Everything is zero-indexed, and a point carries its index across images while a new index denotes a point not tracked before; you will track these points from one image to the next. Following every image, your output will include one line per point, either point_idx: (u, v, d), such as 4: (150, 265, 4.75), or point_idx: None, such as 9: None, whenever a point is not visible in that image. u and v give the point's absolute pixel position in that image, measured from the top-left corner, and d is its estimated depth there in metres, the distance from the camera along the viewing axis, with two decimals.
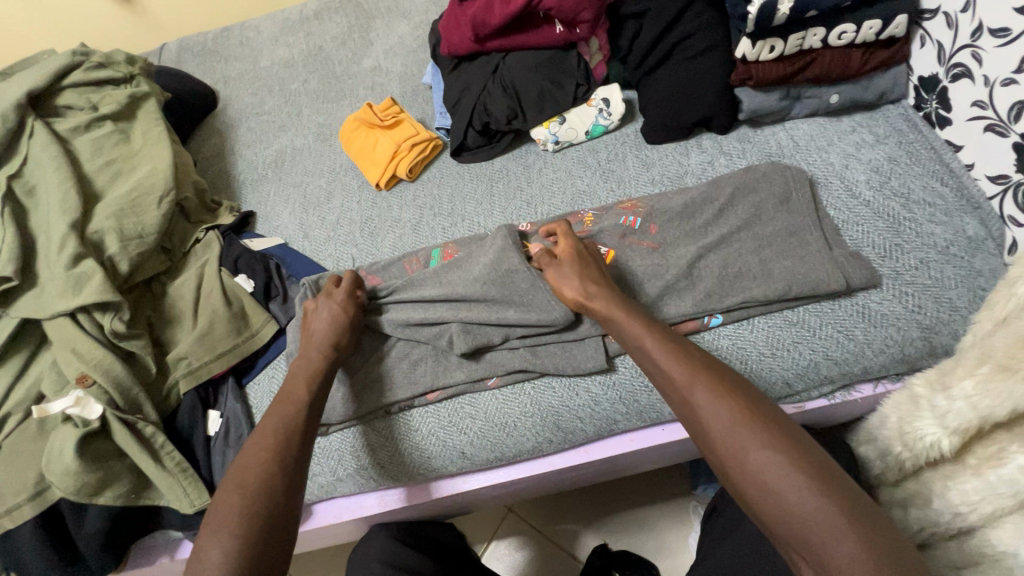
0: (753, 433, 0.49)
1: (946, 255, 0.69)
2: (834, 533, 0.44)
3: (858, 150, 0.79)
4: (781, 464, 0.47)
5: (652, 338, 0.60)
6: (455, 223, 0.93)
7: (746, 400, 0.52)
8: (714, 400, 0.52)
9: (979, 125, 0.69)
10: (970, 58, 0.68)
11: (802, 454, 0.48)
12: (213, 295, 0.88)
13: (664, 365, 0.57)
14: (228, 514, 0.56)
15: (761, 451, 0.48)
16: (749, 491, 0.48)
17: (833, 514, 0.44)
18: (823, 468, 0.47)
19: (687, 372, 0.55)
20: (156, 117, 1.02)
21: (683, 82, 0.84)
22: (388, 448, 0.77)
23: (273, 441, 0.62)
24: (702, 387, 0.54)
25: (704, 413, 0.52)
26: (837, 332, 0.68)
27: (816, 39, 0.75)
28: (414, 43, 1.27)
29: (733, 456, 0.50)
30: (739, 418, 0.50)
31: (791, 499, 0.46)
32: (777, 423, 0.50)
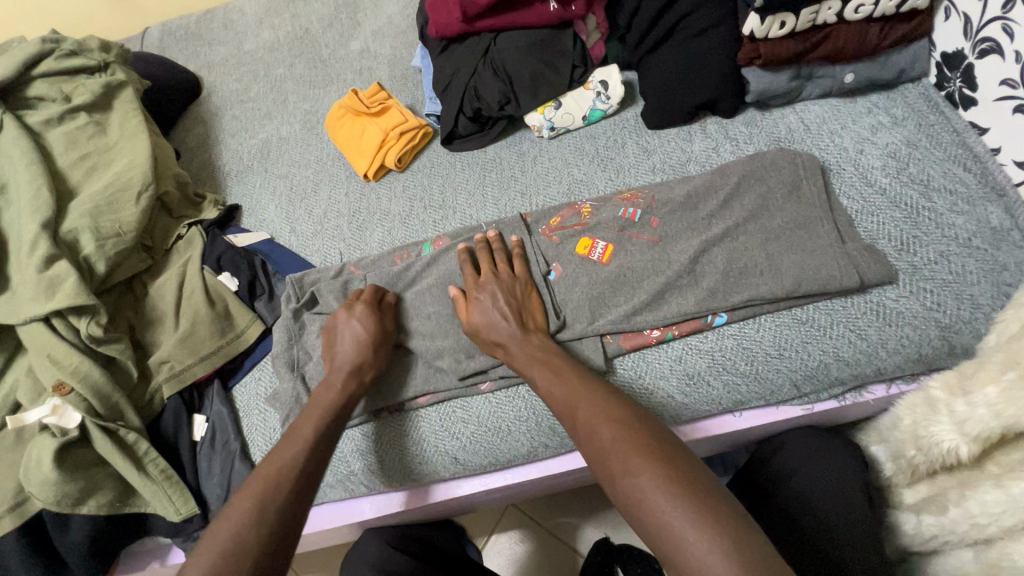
0: (627, 450, 0.51)
1: (967, 248, 0.64)
2: (690, 542, 0.44)
3: (874, 134, 0.74)
4: (646, 479, 0.48)
5: (548, 371, 0.62)
6: (446, 216, 0.88)
7: (630, 421, 0.54)
8: (594, 423, 0.54)
9: (1008, 106, 0.64)
10: (1000, 32, 0.62)
11: (674, 471, 0.48)
12: (196, 294, 0.84)
13: (561, 395, 0.59)
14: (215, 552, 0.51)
15: (629, 468, 0.49)
16: (622, 507, 0.49)
17: (688, 522, 0.45)
18: (696, 479, 0.48)
19: (573, 398, 0.58)
20: (133, 107, 0.97)
21: (686, 63, 0.78)
22: (396, 447, 0.73)
23: (270, 478, 0.57)
24: (584, 413, 0.56)
25: (587, 437, 0.55)
26: (849, 332, 0.64)
27: (832, 13, 0.69)
28: (403, 23, 1.21)
29: (606, 474, 0.51)
30: (615, 436, 0.52)
31: (656, 511, 0.46)
32: (656, 440, 0.52)
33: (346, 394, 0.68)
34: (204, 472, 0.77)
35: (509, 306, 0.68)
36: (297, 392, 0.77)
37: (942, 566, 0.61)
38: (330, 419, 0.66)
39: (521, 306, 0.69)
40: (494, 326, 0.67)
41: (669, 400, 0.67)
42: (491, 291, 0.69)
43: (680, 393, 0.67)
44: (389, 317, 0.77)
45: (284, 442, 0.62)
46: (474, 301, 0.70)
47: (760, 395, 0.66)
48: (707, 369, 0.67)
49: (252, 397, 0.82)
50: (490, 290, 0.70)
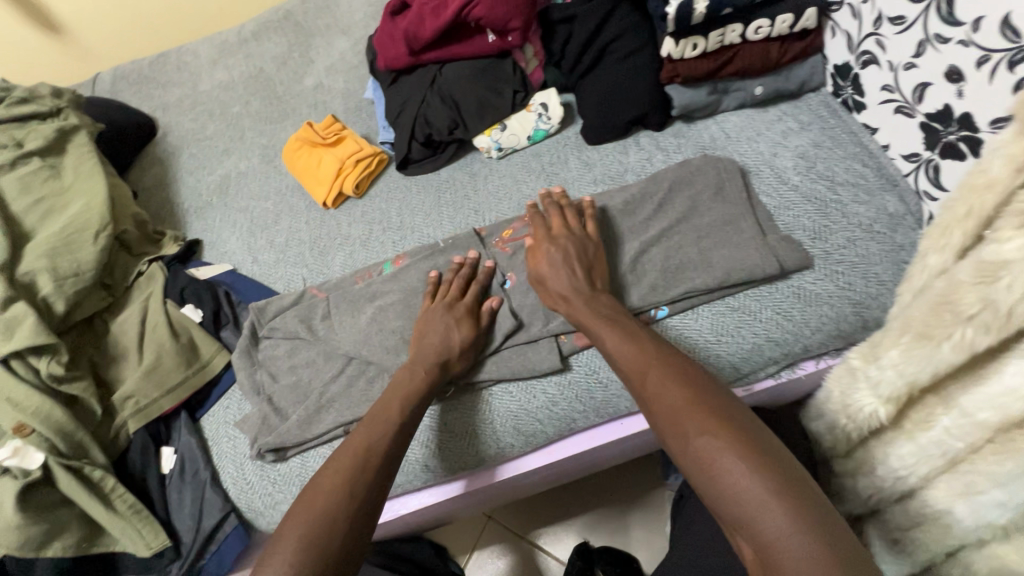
0: (699, 415, 0.50)
1: (870, 233, 0.72)
2: (763, 507, 0.44)
3: (785, 138, 0.82)
4: (719, 445, 0.48)
5: (617, 333, 0.63)
6: (405, 236, 0.93)
7: (696, 389, 0.53)
8: (665, 386, 0.55)
9: (890, 108, 0.73)
10: (875, 46, 0.72)
11: (748, 445, 0.47)
12: (159, 328, 0.85)
13: (630, 357, 0.60)
14: (294, 538, 0.52)
15: (702, 433, 0.49)
16: (691, 470, 0.49)
17: (761, 489, 0.44)
18: (773, 458, 0.46)
19: (641, 362, 0.59)
20: (88, 149, 0.99)
21: (615, 84, 0.86)
22: (463, 436, 0.74)
23: (359, 457, 0.60)
24: (655, 375, 0.56)
25: (656, 399, 0.55)
26: (776, 315, 0.70)
27: (736, 35, 0.78)
28: (355, 59, 1.26)
29: (675, 438, 0.51)
30: (685, 402, 0.52)
31: (727, 477, 0.46)
32: (727, 406, 0.51)
33: (431, 381, 0.69)
34: (175, 505, 0.77)
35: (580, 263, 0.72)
36: (265, 412, 0.79)
37: (878, 523, 0.67)
38: (411, 407, 0.66)
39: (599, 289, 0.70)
40: (559, 280, 0.71)
41: (623, 391, 0.73)
42: (563, 246, 0.73)
43: None
44: (354, 335, 0.80)
45: (367, 434, 0.63)
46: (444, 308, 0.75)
47: None
48: None
49: (221, 426, 0.83)
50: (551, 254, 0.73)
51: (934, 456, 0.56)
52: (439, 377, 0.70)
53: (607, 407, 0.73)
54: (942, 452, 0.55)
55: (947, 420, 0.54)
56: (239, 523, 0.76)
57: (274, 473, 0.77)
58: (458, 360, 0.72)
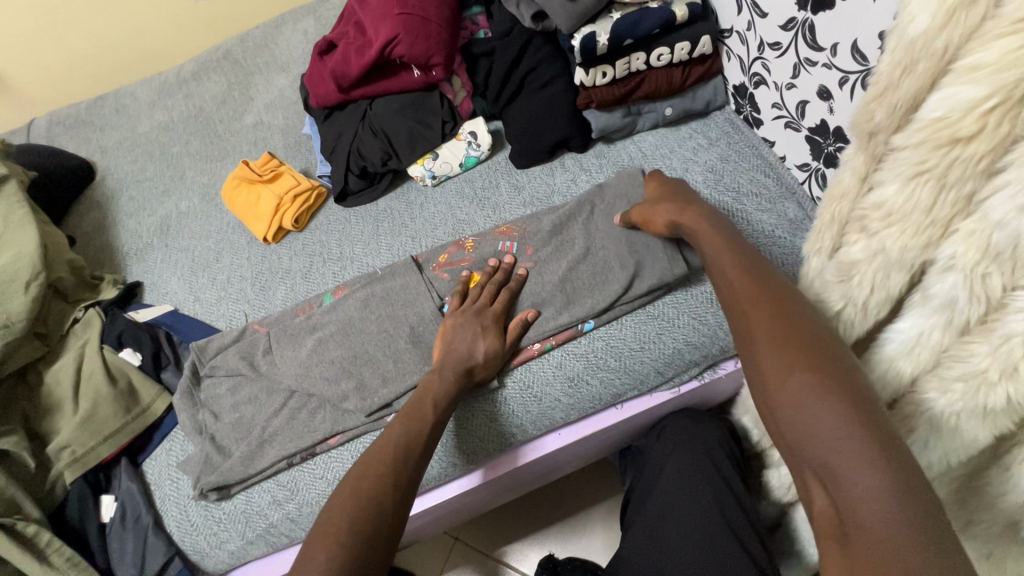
0: (803, 356, 0.45)
1: (773, 238, 0.78)
2: (861, 468, 0.38)
3: (695, 155, 0.88)
4: (822, 392, 0.43)
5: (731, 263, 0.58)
6: (345, 266, 0.95)
7: (809, 328, 0.47)
8: (768, 318, 0.49)
9: (781, 123, 0.80)
10: (762, 69, 0.79)
11: (846, 391, 0.42)
12: (95, 374, 0.85)
13: (737, 286, 0.55)
14: (339, 524, 0.54)
15: (807, 374, 0.44)
16: (783, 408, 0.44)
17: (867, 450, 0.39)
18: (873, 409, 0.41)
19: (749, 293, 0.53)
20: (18, 199, 0.98)
21: (536, 111, 0.91)
22: (482, 434, 0.75)
23: (396, 450, 0.63)
24: (759, 309, 0.51)
25: (759, 332, 0.49)
26: (692, 319, 0.76)
27: (640, 63, 0.84)
28: (294, 95, 1.29)
29: (770, 376, 0.46)
30: (790, 340, 0.46)
31: (820, 420, 0.41)
32: (835, 357, 0.45)
33: (457, 388, 0.71)
34: (116, 554, 0.76)
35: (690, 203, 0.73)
36: (206, 452, 0.79)
37: None
38: (445, 404, 0.70)
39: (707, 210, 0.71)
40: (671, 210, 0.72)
41: (556, 403, 0.76)
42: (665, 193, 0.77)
43: (564, 395, 0.76)
44: (295, 369, 0.81)
45: (407, 428, 0.66)
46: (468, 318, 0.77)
47: (633, 385, 0.76)
48: (583, 370, 0.76)
49: (163, 469, 0.82)
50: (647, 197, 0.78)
51: None
52: (463, 384, 0.72)
53: (543, 420, 0.76)
54: None
55: None
56: (184, 566, 0.75)
57: (218, 512, 0.77)
58: (483, 368, 0.73)
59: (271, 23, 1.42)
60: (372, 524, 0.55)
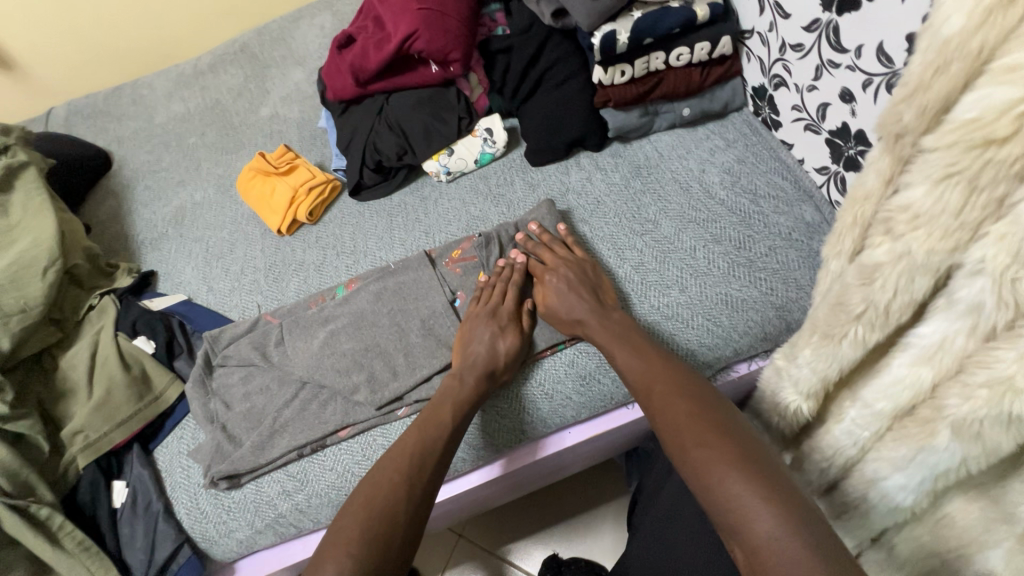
0: (700, 429, 0.54)
1: (789, 241, 0.77)
2: (756, 515, 0.46)
3: (712, 155, 0.88)
4: (715, 456, 0.51)
5: (627, 351, 0.68)
6: (358, 260, 0.95)
7: (704, 406, 0.57)
8: (668, 401, 0.59)
9: (800, 126, 0.79)
10: (782, 70, 0.78)
11: (735, 449, 0.51)
12: (110, 360, 0.86)
13: (633, 378, 0.65)
14: (351, 533, 0.54)
15: (700, 446, 0.52)
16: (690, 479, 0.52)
17: (756, 497, 0.46)
18: (756, 461, 0.50)
19: (647, 379, 0.63)
20: (36, 185, 0.99)
21: (553, 110, 0.91)
22: (500, 432, 0.75)
23: (414, 457, 0.63)
24: (659, 392, 0.60)
25: (662, 414, 0.59)
26: (706, 321, 0.74)
27: (659, 62, 0.84)
28: (310, 89, 1.29)
29: (677, 451, 0.54)
30: (687, 417, 0.56)
31: (715, 483, 0.49)
32: (726, 425, 0.54)
33: (480, 391, 0.71)
34: (126, 538, 0.77)
35: (587, 285, 0.76)
36: (217, 441, 0.80)
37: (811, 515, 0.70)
38: (462, 415, 0.69)
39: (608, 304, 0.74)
40: (573, 307, 0.74)
41: (567, 401, 0.76)
42: (564, 275, 0.78)
43: (576, 393, 0.76)
44: (307, 360, 0.82)
45: (425, 434, 0.66)
46: (483, 323, 0.77)
47: None
48: (595, 369, 0.76)
49: (175, 456, 0.83)
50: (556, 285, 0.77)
51: (848, 446, 0.59)
52: (486, 386, 0.72)
53: (553, 418, 0.76)
54: (853, 443, 0.59)
55: (852, 412, 0.58)
56: (193, 553, 0.76)
57: (228, 500, 0.78)
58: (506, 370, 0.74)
59: (288, 17, 1.42)
60: (384, 534, 0.55)
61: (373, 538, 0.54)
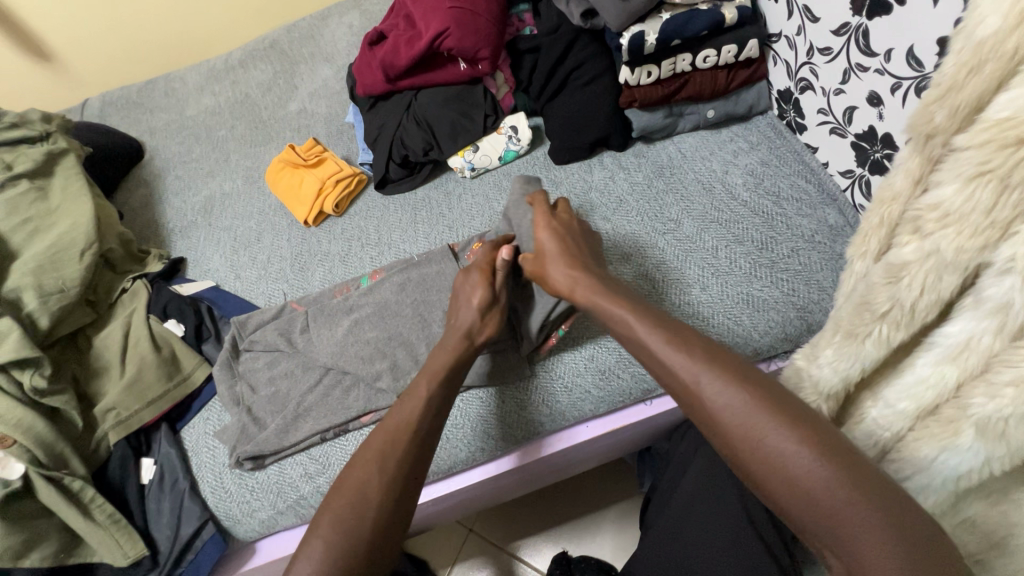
0: (775, 426, 0.49)
1: (812, 243, 0.78)
2: (865, 528, 0.44)
3: (735, 157, 0.89)
4: (803, 455, 0.47)
5: (656, 328, 0.60)
6: (382, 252, 0.97)
7: (761, 391, 0.51)
8: (723, 390, 0.52)
9: (825, 129, 0.80)
10: (809, 74, 0.79)
11: (820, 444, 0.47)
12: (141, 342, 0.88)
13: (669, 360, 0.56)
14: (324, 520, 0.57)
15: (785, 446, 0.48)
16: (772, 485, 0.48)
17: (857, 501, 0.44)
18: (841, 455, 0.47)
19: (689, 366, 0.55)
20: (75, 172, 1.03)
21: (579, 108, 0.92)
22: (511, 423, 0.77)
23: (387, 437, 0.63)
24: (711, 380, 0.53)
25: (717, 406, 0.52)
26: (727, 319, 0.75)
27: (686, 64, 0.85)
28: (337, 85, 1.32)
29: (752, 448, 0.49)
30: (758, 410, 0.50)
31: (809, 486, 0.46)
32: (798, 415, 0.50)
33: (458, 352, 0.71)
34: (153, 514, 0.79)
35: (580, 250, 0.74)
36: (243, 423, 0.82)
37: None
38: (437, 385, 0.67)
39: (598, 275, 0.70)
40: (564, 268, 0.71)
41: (586, 394, 0.77)
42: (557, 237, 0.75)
43: (595, 387, 0.77)
44: (331, 347, 0.84)
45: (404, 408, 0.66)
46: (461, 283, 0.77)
47: None
48: (615, 364, 0.77)
49: (201, 436, 0.85)
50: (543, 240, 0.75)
51: (868, 446, 0.60)
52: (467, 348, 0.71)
53: (572, 411, 0.77)
54: (873, 443, 0.59)
55: (873, 412, 0.58)
56: (216, 530, 0.78)
57: (252, 481, 0.80)
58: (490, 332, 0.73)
59: (318, 15, 1.46)
60: (358, 518, 0.57)
61: (345, 523, 0.56)
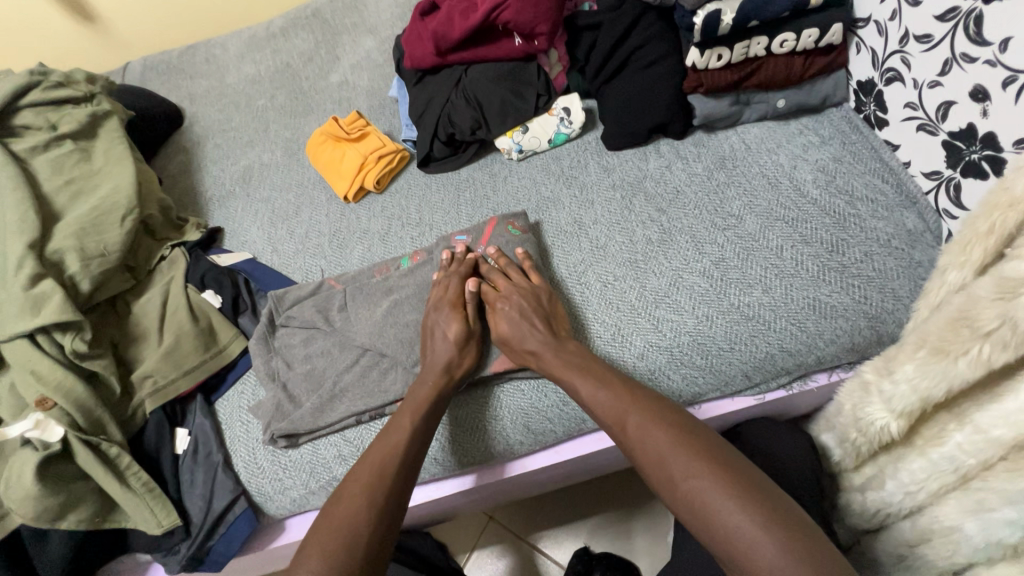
0: (684, 458, 0.53)
1: (887, 248, 0.72)
2: (759, 547, 0.45)
3: (806, 151, 0.83)
4: (711, 489, 0.50)
5: (594, 381, 0.64)
6: (423, 232, 0.94)
7: (682, 432, 0.55)
8: (648, 431, 0.57)
9: (912, 125, 0.73)
10: (900, 63, 0.72)
11: (732, 480, 0.50)
12: (179, 311, 0.87)
13: (605, 404, 0.62)
14: (332, 531, 0.55)
15: (689, 479, 0.51)
16: (685, 515, 0.51)
17: (759, 534, 0.46)
18: (752, 489, 0.49)
19: (620, 411, 0.60)
20: (118, 135, 1.01)
21: (639, 91, 0.87)
22: (475, 439, 0.75)
23: (388, 455, 0.63)
24: (637, 419, 0.58)
25: (643, 445, 0.56)
26: (791, 325, 0.70)
27: (761, 48, 0.79)
28: (380, 58, 1.28)
29: (669, 484, 0.53)
30: (672, 449, 0.54)
31: (716, 520, 0.48)
32: (713, 452, 0.53)
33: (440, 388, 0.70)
34: (187, 485, 0.78)
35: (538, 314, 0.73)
36: (278, 399, 0.80)
37: (886, 541, 0.66)
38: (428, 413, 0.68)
39: (570, 344, 0.70)
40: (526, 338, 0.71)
41: None
42: (515, 303, 0.75)
43: None
44: (370, 328, 0.81)
45: (388, 432, 0.66)
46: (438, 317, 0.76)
47: (715, 386, 0.72)
48: (666, 365, 0.72)
49: (234, 410, 0.84)
50: (506, 314, 0.74)
51: (945, 471, 0.56)
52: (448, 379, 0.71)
53: None
54: (953, 469, 0.55)
55: (958, 436, 0.54)
56: (248, 506, 0.77)
57: (284, 459, 0.79)
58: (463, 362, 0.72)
59: None
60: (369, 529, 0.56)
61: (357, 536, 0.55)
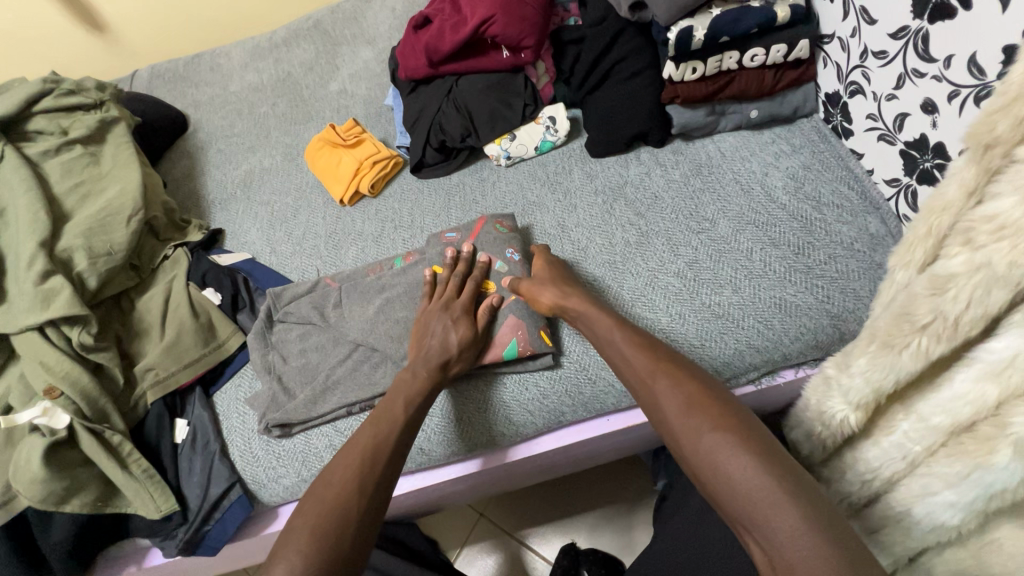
0: (702, 414, 0.55)
1: (851, 251, 0.76)
2: (769, 499, 0.48)
3: (777, 160, 0.87)
4: (730, 445, 0.52)
5: (629, 337, 0.68)
6: (415, 234, 0.98)
7: (706, 391, 0.58)
8: (672, 389, 0.59)
9: (874, 135, 0.78)
10: (861, 77, 0.77)
11: (751, 439, 0.52)
12: (180, 307, 0.91)
13: (634, 359, 0.65)
14: (303, 532, 0.57)
15: (712, 433, 0.53)
16: (700, 468, 0.53)
17: (776, 494, 0.48)
18: (770, 452, 0.51)
19: (648, 369, 0.63)
20: (125, 140, 1.06)
21: (619, 101, 0.91)
22: (461, 428, 0.79)
23: (364, 455, 0.65)
24: (664, 377, 0.60)
25: (665, 400, 0.59)
26: (758, 323, 0.74)
27: (733, 62, 0.84)
28: (378, 68, 1.33)
29: (688, 439, 0.55)
30: (697, 404, 0.56)
31: (731, 475, 0.50)
32: (735, 414, 0.55)
33: (430, 385, 0.73)
34: (185, 473, 0.82)
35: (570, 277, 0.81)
36: (273, 391, 0.84)
37: None
38: (414, 409, 0.71)
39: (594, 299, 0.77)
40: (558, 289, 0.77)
41: (610, 387, 0.78)
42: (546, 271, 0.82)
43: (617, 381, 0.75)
44: (361, 324, 0.85)
45: (363, 433, 0.68)
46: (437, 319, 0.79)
47: None
48: None
49: (231, 402, 0.88)
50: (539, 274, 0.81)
51: (895, 458, 0.59)
52: (438, 379, 0.74)
53: (595, 403, 0.78)
54: (902, 456, 0.59)
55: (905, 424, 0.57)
56: (243, 493, 0.81)
57: (278, 448, 0.82)
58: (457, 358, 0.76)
59: None
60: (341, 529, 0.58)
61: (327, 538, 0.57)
